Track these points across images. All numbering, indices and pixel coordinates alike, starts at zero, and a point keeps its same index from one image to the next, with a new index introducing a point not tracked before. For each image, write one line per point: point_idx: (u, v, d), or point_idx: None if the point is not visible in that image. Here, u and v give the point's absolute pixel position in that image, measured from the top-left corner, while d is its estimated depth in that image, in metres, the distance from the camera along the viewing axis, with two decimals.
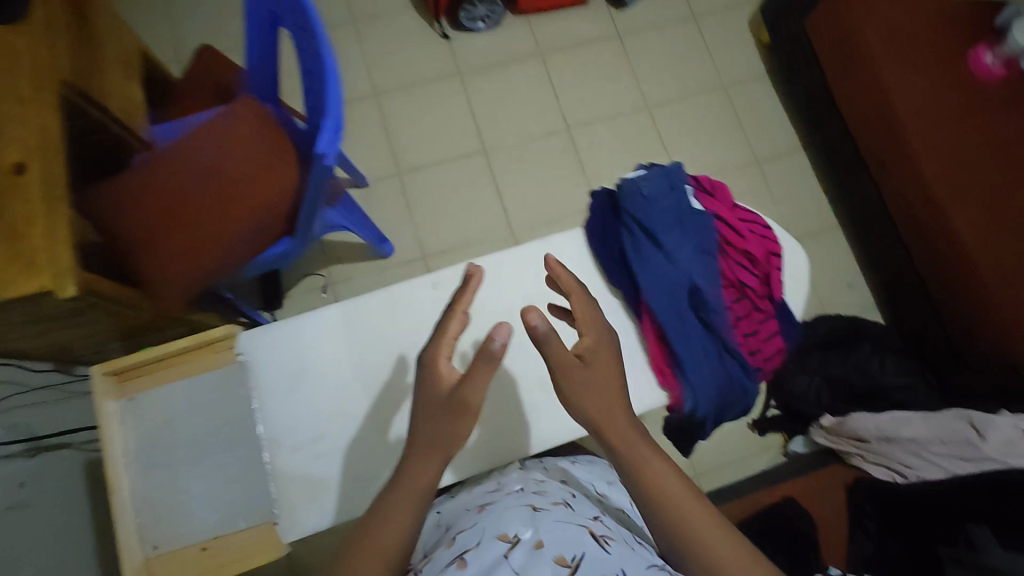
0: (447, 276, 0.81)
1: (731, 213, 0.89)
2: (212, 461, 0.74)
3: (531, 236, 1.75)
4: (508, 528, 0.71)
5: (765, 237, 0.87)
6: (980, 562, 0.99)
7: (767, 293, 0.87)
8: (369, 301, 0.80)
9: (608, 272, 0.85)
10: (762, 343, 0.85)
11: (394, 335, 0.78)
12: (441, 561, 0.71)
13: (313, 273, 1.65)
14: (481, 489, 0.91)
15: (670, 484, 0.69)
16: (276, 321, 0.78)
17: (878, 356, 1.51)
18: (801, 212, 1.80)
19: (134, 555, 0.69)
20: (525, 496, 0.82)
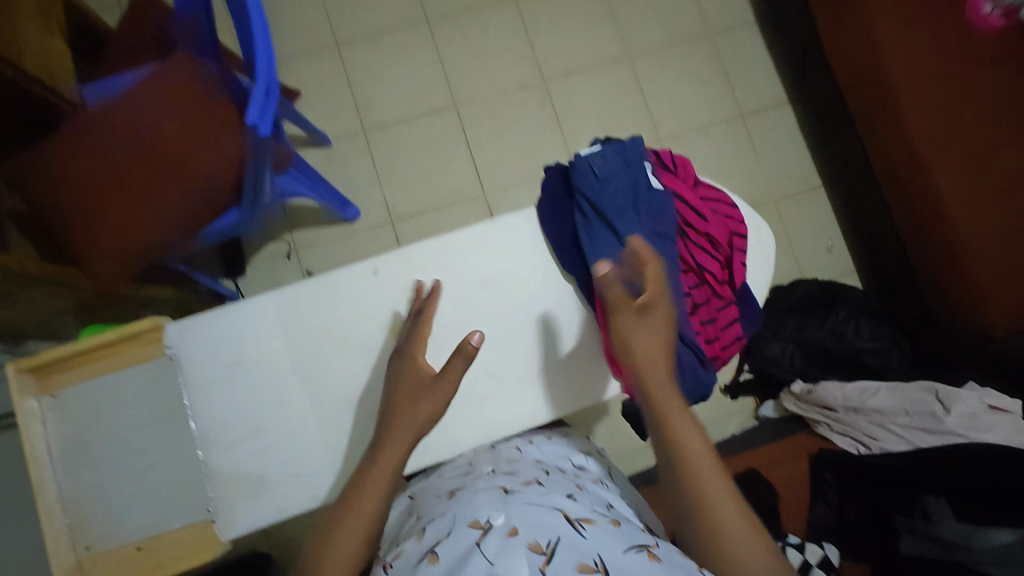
0: (388, 261, 0.80)
1: (691, 192, 0.84)
2: (140, 460, 0.71)
3: (503, 199, 1.67)
4: (479, 514, 0.62)
5: (730, 218, 0.83)
6: (934, 534, 1.00)
7: (728, 277, 0.83)
8: (315, 290, 0.77)
9: (560, 255, 0.83)
10: (720, 332, 0.82)
11: (334, 327, 0.77)
12: (410, 561, 0.61)
13: (277, 239, 1.58)
14: (449, 468, 0.79)
15: (683, 434, 0.66)
16: (208, 313, 0.75)
17: (854, 321, 1.47)
18: (785, 171, 1.73)
19: (65, 557, 0.67)
20: (495, 477, 0.71)
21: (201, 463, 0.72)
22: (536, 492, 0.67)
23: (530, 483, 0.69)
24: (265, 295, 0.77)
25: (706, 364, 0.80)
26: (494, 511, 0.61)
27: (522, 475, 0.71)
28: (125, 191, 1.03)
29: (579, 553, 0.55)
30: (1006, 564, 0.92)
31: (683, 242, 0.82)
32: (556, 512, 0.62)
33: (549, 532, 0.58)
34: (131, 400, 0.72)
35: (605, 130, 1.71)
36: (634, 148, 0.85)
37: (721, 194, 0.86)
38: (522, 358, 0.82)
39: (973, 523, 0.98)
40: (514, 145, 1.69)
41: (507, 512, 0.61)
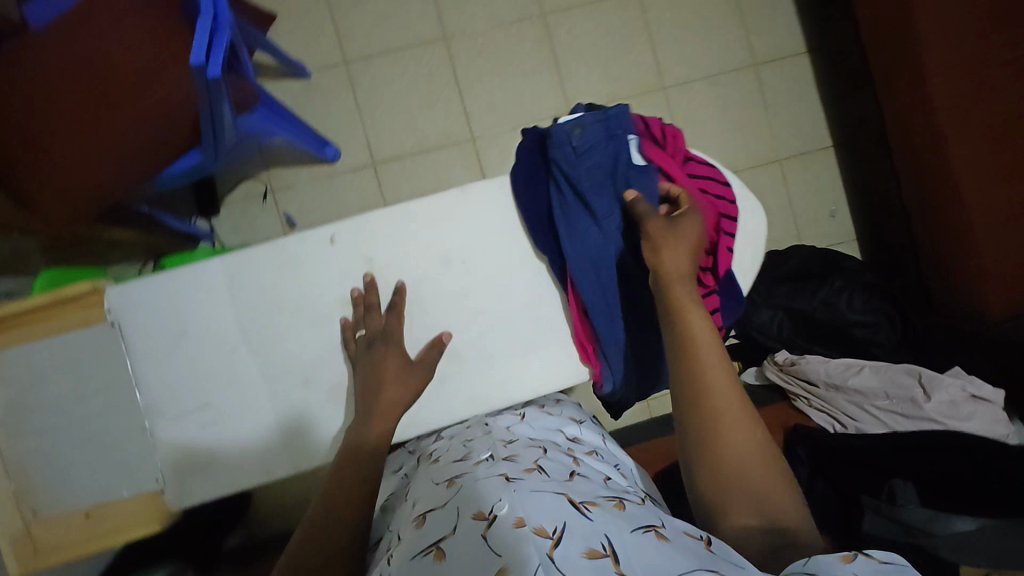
0: (347, 229, 0.76)
1: (680, 170, 0.78)
2: (82, 427, 0.71)
3: (492, 145, 1.57)
4: (483, 503, 0.59)
5: (720, 200, 0.78)
6: (899, 516, 1.00)
7: (712, 264, 0.77)
8: (280, 256, 0.74)
9: (533, 232, 0.78)
10: None
11: (291, 300, 0.75)
12: (410, 553, 0.59)
13: (252, 177, 1.50)
14: (446, 453, 0.74)
15: (703, 341, 0.67)
16: (158, 276, 0.72)
17: (847, 292, 1.42)
18: (794, 128, 1.63)
19: (12, 521, 0.69)
20: (495, 462, 0.67)
21: (149, 433, 0.72)
22: (539, 477, 0.63)
23: (532, 469, 0.65)
24: (212, 259, 0.73)
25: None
26: (498, 499, 0.58)
27: (522, 460, 0.68)
28: (72, 137, 0.93)
29: (587, 538, 0.53)
30: (964, 550, 0.94)
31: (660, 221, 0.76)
32: (562, 497, 0.59)
33: (556, 517, 0.55)
34: (69, 368, 0.71)
35: (605, 74, 1.59)
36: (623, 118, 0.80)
37: (712, 169, 0.80)
38: (500, 340, 0.79)
39: (936, 510, 0.99)
40: (507, 86, 1.57)
41: (512, 500, 0.57)
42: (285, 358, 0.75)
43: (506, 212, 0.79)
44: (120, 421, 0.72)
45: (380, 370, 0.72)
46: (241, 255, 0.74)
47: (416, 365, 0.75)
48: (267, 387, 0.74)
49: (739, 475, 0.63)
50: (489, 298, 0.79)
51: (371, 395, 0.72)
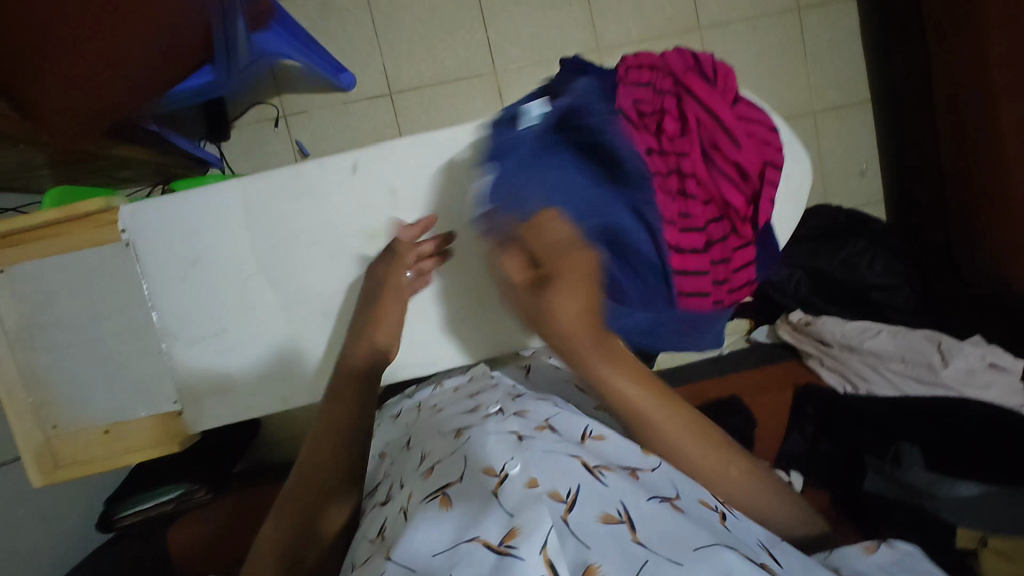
0: (368, 155, 0.72)
1: (729, 110, 0.68)
2: (96, 347, 0.70)
3: (514, 80, 1.50)
4: (493, 460, 0.62)
5: (768, 145, 0.69)
6: (903, 478, 1.03)
7: (750, 214, 0.70)
8: (299, 176, 0.71)
9: None
10: (733, 273, 0.72)
11: (312, 228, 0.72)
12: (419, 498, 0.63)
13: (263, 101, 1.44)
14: (453, 407, 0.83)
15: (642, 403, 0.61)
16: (166, 196, 0.69)
17: (870, 253, 1.40)
18: (833, 79, 1.55)
19: (32, 434, 0.69)
20: (505, 418, 0.72)
21: (164, 356, 0.71)
22: (550, 436, 0.67)
23: (542, 428, 0.70)
24: (228, 180, 0.70)
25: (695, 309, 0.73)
26: (510, 458, 0.61)
27: (531, 418, 0.73)
28: (83, 42, 0.84)
29: (602, 503, 0.57)
30: (965, 513, 0.97)
31: (686, 166, 0.67)
32: (575, 458, 0.63)
33: (569, 480, 0.58)
34: (83, 289, 0.69)
35: (640, 8, 1.49)
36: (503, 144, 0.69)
37: (761, 112, 0.71)
38: None
39: (941, 473, 1.00)
40: (534, 17, 1.48)
41: (524, 459, 0.60)
42: (297, 284, 0.73)
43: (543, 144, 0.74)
44: (136, 343, 0.71)
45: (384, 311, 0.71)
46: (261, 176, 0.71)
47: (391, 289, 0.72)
48: (284, 315, 0.73)
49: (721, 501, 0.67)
50: None
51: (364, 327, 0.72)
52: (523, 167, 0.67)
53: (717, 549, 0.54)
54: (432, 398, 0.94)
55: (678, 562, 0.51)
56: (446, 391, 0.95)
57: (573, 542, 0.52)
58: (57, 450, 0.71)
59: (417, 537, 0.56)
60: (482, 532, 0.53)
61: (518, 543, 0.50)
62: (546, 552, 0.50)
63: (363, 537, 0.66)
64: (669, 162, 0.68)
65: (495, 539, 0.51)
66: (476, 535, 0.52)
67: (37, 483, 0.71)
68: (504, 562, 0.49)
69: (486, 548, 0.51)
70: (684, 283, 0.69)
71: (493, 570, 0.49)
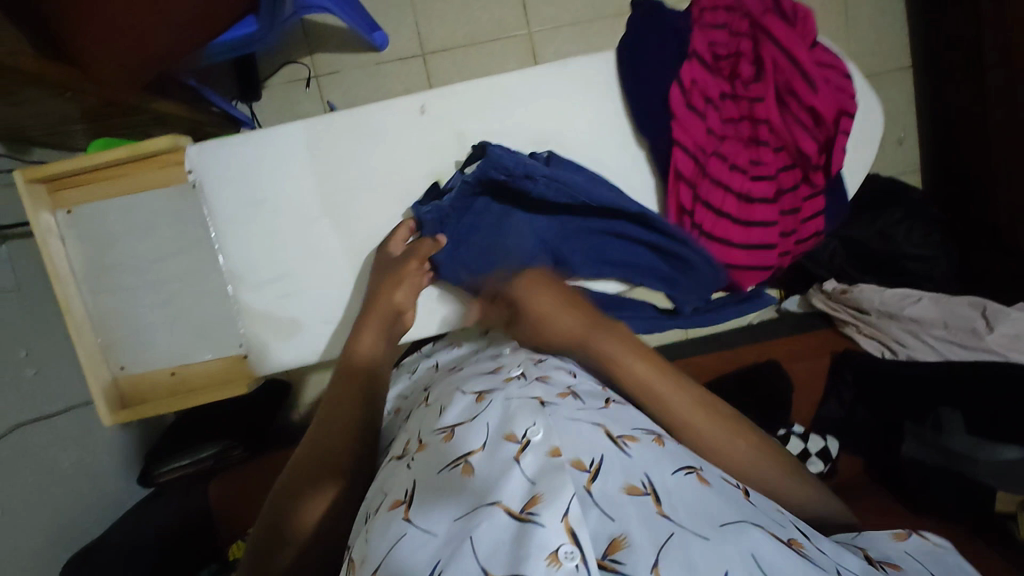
0: (437, 99, 0.75)
1: (808, 54, 0.69)
2: (163, 289, 0.74)
3: (549, 41, 1.47)
4: (515, 425, 0.60)
5: (842, 91, 0.70)
6: (943, 443, 1.03)
7: (823, 162, 0.72)
8: (365, 115, 0.75)
9: (637, 116, 0.75)
10: (800, 223, 0.75)
11: (384, 171, 0.76)
12: (437, 463, 0.60)
13: (295, 60, 1.42)
14: (473, 366, 0.78)
15: (663, 388, 0.67)
16: (245, 133, 0.73)
17: (906, 223, 1.38)
18: (874, 44, 1.52)
19: (103, 373, 0.73)
20: (529, 383, 0.68)
21: (231, 298, 0.75)
22: (574, 403, 0.65)
23: (566, 394, 0.67)
24: (293, 122, 0.74)
25: (761, 261, 0.75)
26: (532, 423, 0.60)
27: (555, 383, 0.69)
28: None
29: (625, 474, 0.57)
30: (1006, 478, 0.96)
31: (760, 112, 0.71)
32: (599, 428, 0.62)
33: (593, 449, 0.59)
34: (149, 229, 0.72)
35: None
36: (436, 222, 0.75)
37: (836, 59, 0.73)
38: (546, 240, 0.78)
39: (981, 436, 1.00)
40: None
41: (547, 426, 0.59)
42: (359, 228, 0.77)
43: (603, 90, 0.76)
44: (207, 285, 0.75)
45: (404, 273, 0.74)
46: (323, 118, 0.74)
47: (407, 257, 0.75)
48: (348, 260, 0.77)
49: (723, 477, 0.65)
50: None
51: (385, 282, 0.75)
52: (472, 229, 0.77)
53: (741, 525, 0.54)
54: (449, 358, 0.89)
55: (704, 536, 0.52)
56: (459, 350, 0.90)
57: (596, 514, 0.53)
58: (125, 390, 0.75)
59: (436, 502, 0.56)
60: (503, 498, 0.53)
61: (540, 510, 0.51)
62: (568, 520, 0.51)
63: (374, 489, 0.64)
64: (743, 107, 0.73)
65: (517, 507, 0.52)
66: (497, 500, 0.53)
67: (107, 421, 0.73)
68: (526, 529, 0.50)
69: (507, 515, 0.52)
70: (752, 232, 0.73)
71: (516, 534, 0.50)
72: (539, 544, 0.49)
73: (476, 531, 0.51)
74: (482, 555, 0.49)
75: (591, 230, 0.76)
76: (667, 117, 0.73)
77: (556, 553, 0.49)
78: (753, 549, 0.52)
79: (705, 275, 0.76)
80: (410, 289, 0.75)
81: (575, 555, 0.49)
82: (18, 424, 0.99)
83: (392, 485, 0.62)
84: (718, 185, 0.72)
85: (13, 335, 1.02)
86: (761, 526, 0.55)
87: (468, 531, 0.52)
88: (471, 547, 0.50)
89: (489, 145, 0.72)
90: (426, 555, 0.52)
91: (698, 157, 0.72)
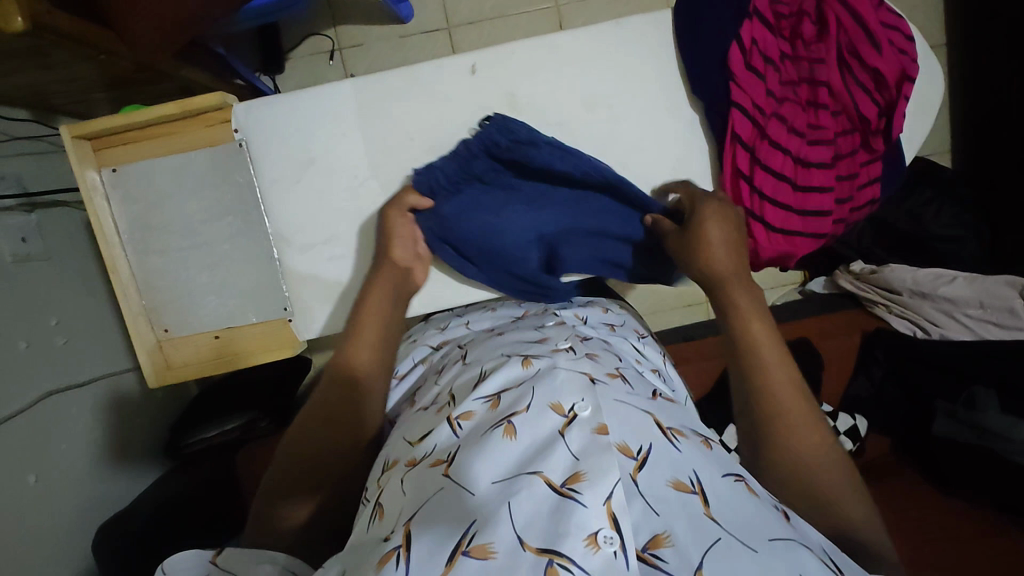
0: (488, 58, 0.77)
1: (873, 15, 0.72)
2: (208, 252, 0.79)
3: (577, 14, 1.44)
4: (563, 397, 0.58)
5: (905, 54, 0.72)
6: (974, 420, 1.01)
7: (882, 128, 0.74)
8: (415, 76, 0.77)
9: (692, 80, 0.77)
10: (856, 191, 0.77)
11: (433, 132, 0.78)
12: (483, 425, 0.58)
13: (318, 32, 1.40)
14: (516, 333, 0.78)
15: (766, 350, 0.67)
16: (296, 91, 0.77)
17: (937, 202, 1.31)
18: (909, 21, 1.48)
19: (147, 336, 0.80)
20: (578, 357, 0.68)
21: (277, 260, 0.80)
22: (622, 386, 0.64)
23: (614, 376, 0.66)
24: (346, 80, 0.77)
25: (817, 230, 0.76)
26: (581, 399, 0.58)
27: (603, 362, 0.69)
28: None
29: (674, 468, 0.54)
30: None
31: (820, 75, 0.73)
32: (648, 416, 0.60)
33: (642, 437, 0.57)
34: (200, 192, 0.78)
35: None
36: (431, 185, 0.78)
37: (901, 21, 0.74)
38: (524, 231, 0.81)
39: (1018, 416, 0.96)
40: None
41: (596, 404, 0.58)
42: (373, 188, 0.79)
43: (643, 53, 0.77)
44: (256, 248, 0.79)
45: (390, 225, 0.76)
46: (369, 79, 0.77)
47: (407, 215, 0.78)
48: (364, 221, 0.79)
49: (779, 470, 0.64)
50: (630, 148, 0.80)
51: (383, 241, 0.78)
52: (464, 207, 0.79)
53: (792, 546, 0.51)
54: (483, 321, 0.87)
55: (753, 549, 0.48)
56: (493, 313, 0.89)
57: (641, 505, 0.50)
58: (169, 350, 0.82)
59: (475, 457, 0.54)
60: (544, 468, 0.52)
61: (582, 489, 0.50)
62: (610, 504, 0.49)
63: (401, 437, 0.67)
64: (802, 71, 0.75)
65: (558, 480, 0.51)
66: (538, 470, 0.52)
67: (153, 381, 0.81)
68: (565, 504, 0.49)
69: (547, 487, 0.50)
70: (808, 198, 0.75)
71: (554, 508, 0.49)
72: (578, 523, 0.48)
73: (515, 498, 0.50)
74: (519, 524, 0.48)
75: (596, 227, 0.80)
76: (725, 80, 0.75)
77: (595, 536, 0.47)
78: (802, 570, 0.48)
79: (768, 242, 0.77)
80: (406, 243, 0.78)
81: (615, 540, 0.47)
82: (47, 392, 1.00)
83: (428, 438, 0.61)
84: (776, 149, 0.74)
85: (38, 306, 1.02)
86: (813, 549, 0.52)
87: (508, 497, 0.50)
88: (508, 512, 0.49)
89: (495, 115, 0.77)
90: (460, 514, 0.50)
91: (757, 120, 0.74)
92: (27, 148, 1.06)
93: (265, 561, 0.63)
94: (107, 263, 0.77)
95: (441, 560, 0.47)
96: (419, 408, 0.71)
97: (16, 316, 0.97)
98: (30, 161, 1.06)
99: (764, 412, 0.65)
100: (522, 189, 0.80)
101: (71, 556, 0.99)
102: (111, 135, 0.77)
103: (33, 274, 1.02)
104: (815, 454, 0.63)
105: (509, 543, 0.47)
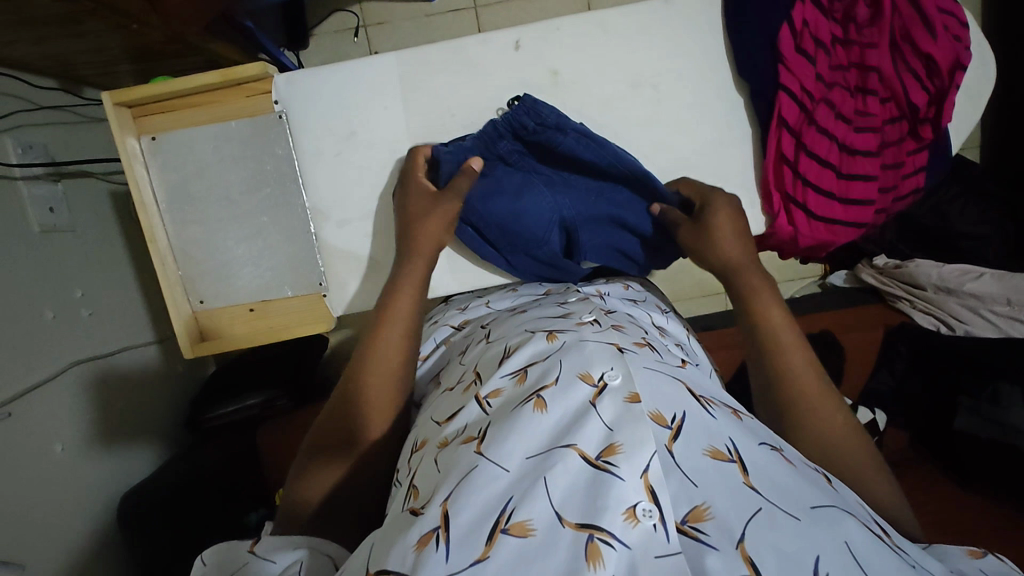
0: (533, 34, 0.76)
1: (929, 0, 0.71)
2: (244, 223, 0.79)
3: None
4: (592, 367, 0.59)
5: (959, 40, 0.71)
6: (1000, 417, 0.99)
7: (929, 116, 0.74)
8: (457, 48, 0.77)
9: (738, 61, 0.76)
10: (899, 180, 0.77)
11: (473, 110, 0.78)
12: (511, 401, 0.58)
13: (344, 8, 1.39)
14: (540, 309, 0.78)
15: (783, 336, 0.67)
16: (334, 64, 0.76)
17: (963, 198, 1.27)
18: None
19: (183, 308, 0.80)
20: (605, 329, 0.68)
21: (314, 237, 0.80)
22: (650, 355, 0.65)
23: (642, 345, 0.66)
24: (387, 53, 0.77)
25: (859, 219, 0.76)
26: (611, 369, 0.59)
27: (629, 333, 0.69)
28: None
29: (709, 437, 0.55)
30: None
31: (870, 60, 0.73)
32: (679, 385, 0.60)
33: (675, 406, 0.57)
34: (237, 163, 0.78)
35: None
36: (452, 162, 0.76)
37: (954, 7, 0.74)
38: (544, 217, 0.80)
39: None
40: None
41: (626, 372, 0.58)
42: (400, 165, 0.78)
43: (685, 34, 0.77)
44: (291, 221, 0.79)
45: (442, 209, 0.74)
46: (406, 53, 0.77)
47: (446, 193, 0.74)
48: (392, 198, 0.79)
49: (799, 447, 0.63)
50: (670, 130, 0.79)
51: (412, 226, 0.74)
52: (488, 189, 0.78)
53: (835, 515, 0.50)
54: (502, 299, 0.87)
55: (795, 517, 0.48)
56: (513, 292, 0.88)
57: (678, 477, 0.50)
58: (203, 321, 0.83)
59: (507, 433, 0.53)
60: (578, 442, 0.52)
61: (618, 461, 0.50)
62: (648, 476, 0.49)
63: (428, 419, 0.67)
64: (852, 55, 0.74)
65: (592, 453, 0.51)
66: (572, 443, 0.51)
67: (189, 352, 0.81)
68: (601, 477, 0.49)
69: (582, 460, 0.50)
70: (852, 186, 0.74)
71: (591, 480, 0.49)
72: (617, 497, 0.48)
73: (550, 471, 0.49)
74: (557, 499, 0.48)
75: (613, 216, 0.81)
76: (774, 59, 0.74)
77: (633, 509, 0.47)
78: (847, 538, 0.48)
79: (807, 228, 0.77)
80: (442, 223, 0.74)
81: (653, 514, 0.47)
82: (73, 361, 1.00)
83: (457, 416, 0.61)
84: (822, 134, 0.73)
85: (63, 277, 1.02)
86: (855, 516, 0.52)
87: (542, 472, 0.50)
88: (545, 488, 0.48)
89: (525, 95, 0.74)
90: (496, 488, 0.50)
91: (805, 105, 0.73)
92: (53, 117, 1.05)
93: (298, 548, 0.59)
94: (146, 233, 0.77)
95: (479, 541, 0.46)
96: (445, 388, 0.71)
97: (44, 285, 0.97)
98: (57, 131, 1.06)
99: (785, 390, 0.65)
100: (541, 173, 0.79)
101: (95, 524, 1.00)
102: (147, 105, 0.78)
103: (61, 244, 1.03)
104: (839, 439, 0.63)
105: (546, 518, 0.47)
